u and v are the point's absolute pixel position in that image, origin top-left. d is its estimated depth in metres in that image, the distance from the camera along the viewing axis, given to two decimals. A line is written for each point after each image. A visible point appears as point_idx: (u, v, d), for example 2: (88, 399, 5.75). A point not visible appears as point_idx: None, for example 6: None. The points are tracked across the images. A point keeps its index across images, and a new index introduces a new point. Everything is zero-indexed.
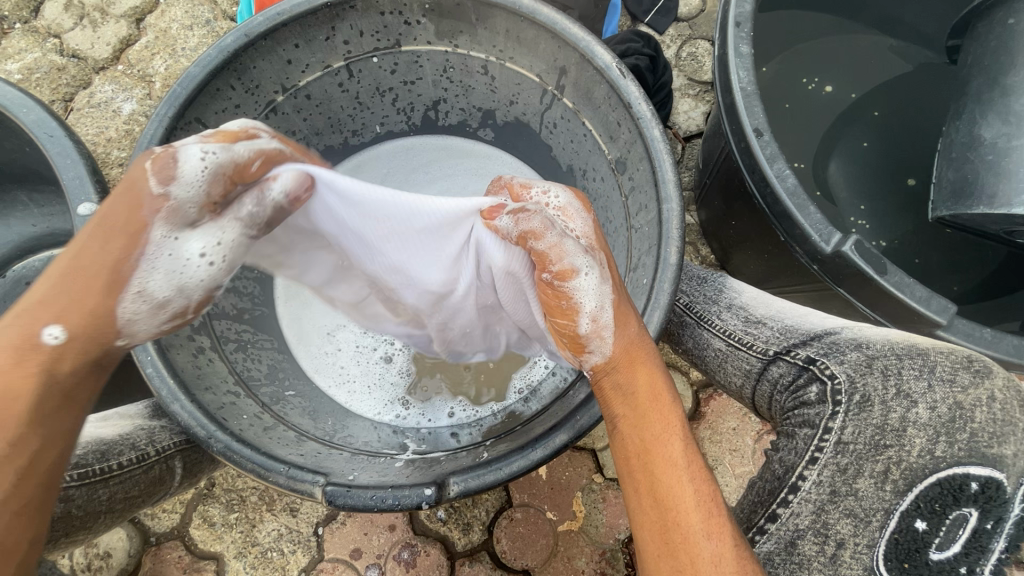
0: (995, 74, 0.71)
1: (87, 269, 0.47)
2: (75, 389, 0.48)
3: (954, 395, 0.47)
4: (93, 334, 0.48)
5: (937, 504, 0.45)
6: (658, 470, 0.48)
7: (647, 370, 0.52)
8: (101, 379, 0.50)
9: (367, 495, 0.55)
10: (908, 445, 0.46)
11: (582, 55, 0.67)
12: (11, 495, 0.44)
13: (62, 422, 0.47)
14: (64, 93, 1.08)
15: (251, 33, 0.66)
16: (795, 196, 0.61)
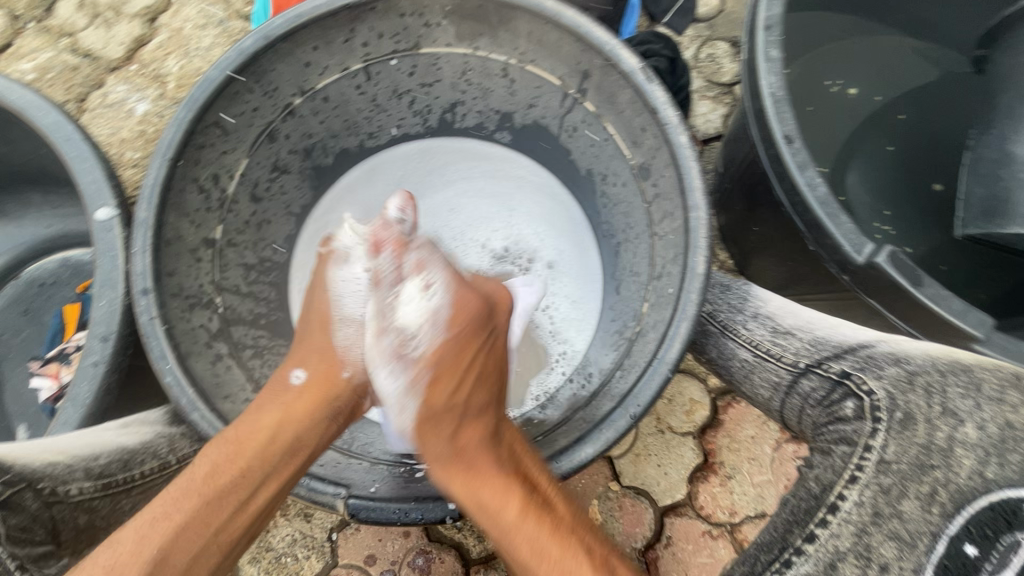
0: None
1: (311, 323, 0.67)
2: (304, 437, 0.58)
3: (1004, 413, 0.47)
4: (330, 381, 0.63)
5: (989, 529, 0.43)
6: (533, 569, 0.52)
7: (474, 473, 0.57)
8: (324, 438, 0.61)
9: (391, 509, 0.56)
10: (957, 466, 0.45)
11: (607, 59, 0.65)
12: (227, 522, 0.52)
13: (289, 463, 0.57)
14: (78, 93, 1.07)
15: (270, 34, 0.65)
16: (826, 205, 0.59)
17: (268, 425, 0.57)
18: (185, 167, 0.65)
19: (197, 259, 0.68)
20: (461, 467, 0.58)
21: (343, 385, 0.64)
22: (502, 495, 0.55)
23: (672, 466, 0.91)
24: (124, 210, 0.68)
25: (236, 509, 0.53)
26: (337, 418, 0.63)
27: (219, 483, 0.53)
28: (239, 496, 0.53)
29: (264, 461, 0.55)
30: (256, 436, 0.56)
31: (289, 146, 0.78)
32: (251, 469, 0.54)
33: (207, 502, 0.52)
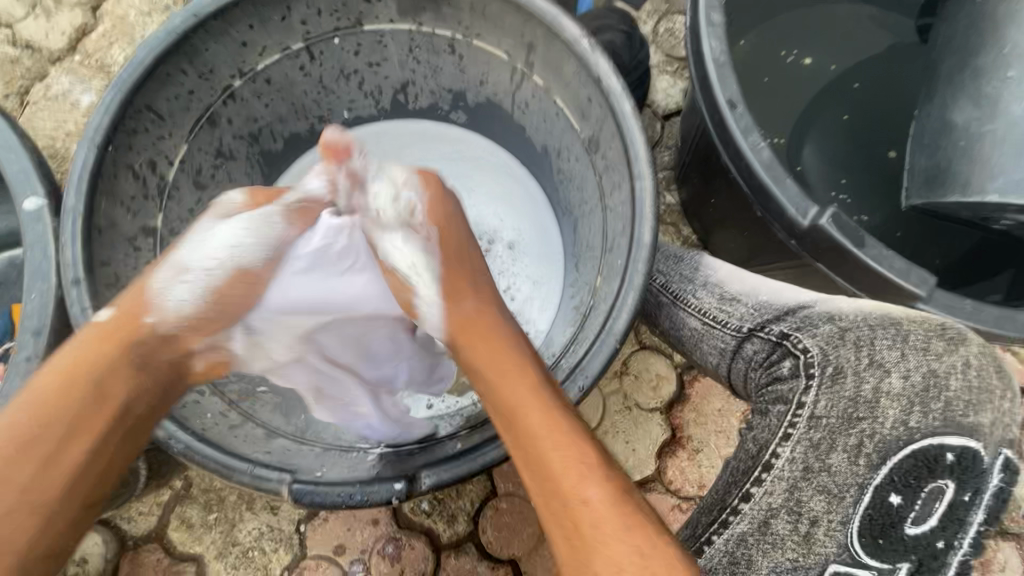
0: (964, 54, 0.68)
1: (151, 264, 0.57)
2: (112, 386, 0.50)
3: (928, 362, 0.46)
4: (129, 321, 0.53)
5: (912, 476, 0.44)
6: (523, 437, 0.48)
7: (501, 361, 0.52)
8: (146, 387, 0.53)
9: (335, 491, 0.53)
10: (882, 417, 0.46)
11: (549, 29, 0.64)
12: (33, 484, 0.47)
13: (92, 417, 0.49)
14: (19, 86, 1.04)
15: (200, 12, 0.63)
16: (771, 169, 0.59)
17: (57, 374, 0.49)
18: (117, 152, 0.63)
19: (134, 248, 0.66)
20: (480, 327, 0.55)
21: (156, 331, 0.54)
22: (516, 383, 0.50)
23: (639, 442, 0.91)
24: (53, 198, 0.66)
25: (40, 469, 0.47)
26: (154, 366, 0.54)
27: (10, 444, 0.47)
28: (41, 452, 0.47)
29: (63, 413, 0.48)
30: (42, 390, 0.48)
31: (233, 131, 0.75)
32: (47, 427, 0.47)
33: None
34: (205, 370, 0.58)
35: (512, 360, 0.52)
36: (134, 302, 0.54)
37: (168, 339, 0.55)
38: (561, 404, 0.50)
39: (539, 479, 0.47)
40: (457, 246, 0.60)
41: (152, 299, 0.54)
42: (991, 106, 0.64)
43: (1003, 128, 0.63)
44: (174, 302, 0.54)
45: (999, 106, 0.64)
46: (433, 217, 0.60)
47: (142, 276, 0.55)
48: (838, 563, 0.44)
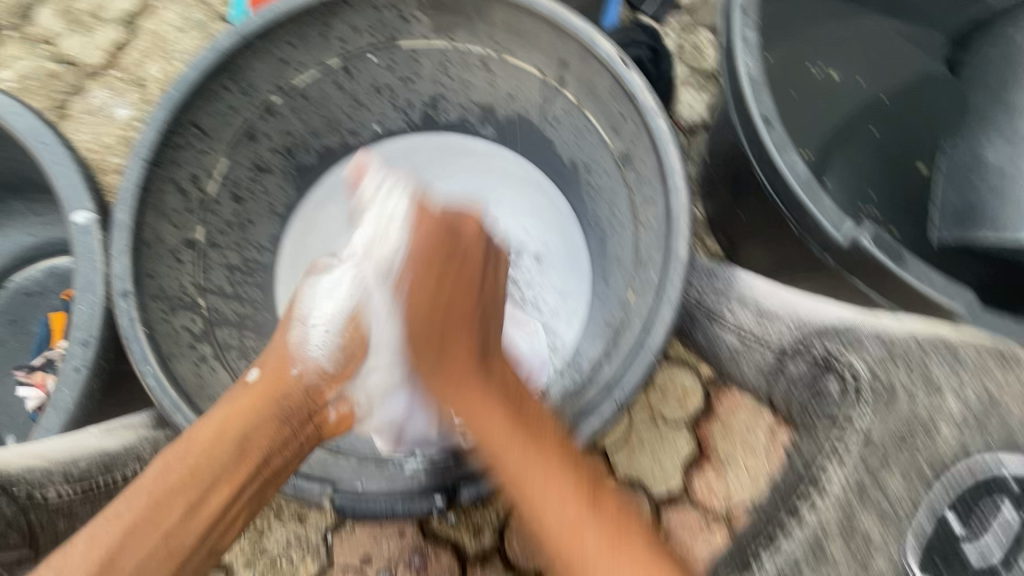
0: (999, 94, 0.70)
1: (280, 326, 0.65)
2: (256, 435, 0.55)
3: (987, 389, 0.51)
4: (283, 379, 0.60)
5: (969, 502, 0.48)
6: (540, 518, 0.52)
7: (467, 388, 0.58)
8: (284, 436, 0.57)
9: (378, 500, 0.56)
10: (937, 438, 0.50)
11: (584, 46, 0.65)
12: (177, 528, 0.50)
13: (236, 464, 0.53)
14: (58, 100, 1.06)
15: (244, 32, 0.65)
16: (807, 185, 0.59)
17: (214, 425, 0.54)
18: (163, 168, 0.65)
19: (177, 260, 0.68)
20: (480, 399, 0.57)
21: (302, 382, 0.61)
22: (491, 412, 0.56)
23: (666, 456, 0.91)
24: (102, 213, 0.68)
25: (183, 514, 0.50)
26: (297, 416, 0.59)
27: (166, 488, 0.51)
28: (182, 504, 0.50)
29: (214, 459, 0.52)
30: (202, 435, 0.53)
31: (269, 146, 0.77)
32: (206, 474, 0.52)
33: (151, 508, 0.50)
34: (337, 422, 0.63)
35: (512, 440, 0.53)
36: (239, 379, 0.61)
37: (311, 388, 0.61)
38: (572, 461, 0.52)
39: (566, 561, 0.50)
40: (444, 247, 0.64)
41: (295, 354, 0.62)
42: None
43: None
44: (315, 348, 0.63)
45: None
46: (421, 242, 0.64)
47: (278, 340, 0.63)
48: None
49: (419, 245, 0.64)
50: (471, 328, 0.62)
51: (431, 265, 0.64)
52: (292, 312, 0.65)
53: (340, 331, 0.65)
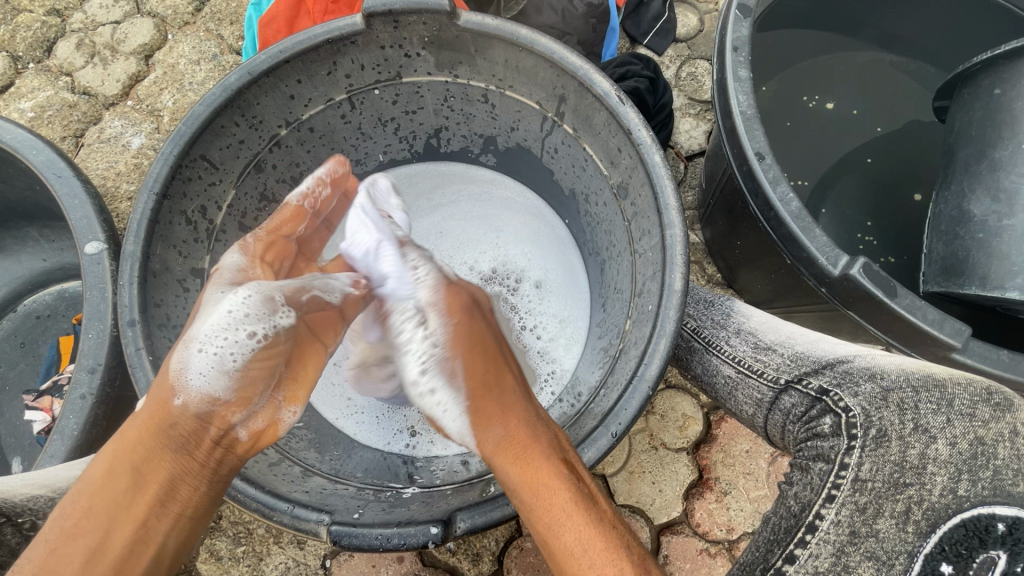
0: (982, 146, 0.69)
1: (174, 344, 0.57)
2: (152, 469, 0.52)
3: (974, 429, 0.46)
4: (159, 409, 0.53)
5: (963, 547, 0.43)
6: (561, 562, 0.50)
7: (524, 459, 0.54)
8: (184, 465, 0.53)
9: (373, 534, 0.53)
10: (930, 484, 0.45)
11: (581, 83, 0.67)
12: (86, 571, 0.49)
13: (131, 501, 0.51)
14: (75, 129, 1.10)
15: (255, 71, 0.67)
16: (801, 219, 0.60)
17: (102, 471, 0.52)
18: (173, 201, 0.67)
19: (182, 289, 0.69)
20: (526, 439, 0.55)
21: (188, 412, 0.53)
22: (524, 447, 0.54)
23: (666, 483, 0.90)
24: (112, 243, 0.70)
25: (84, 560, 0.49)
26: (195, 446, 0.53)
27: (65, 534, 0.50)
28: (84, 549, 0.49)
29: (102, 502, 0.51)
30: (94, 480, 0.52)
31: (276, 176, 0.79)
32: (98, 519, 0.50)
33: (55, 560, 0.49)
34: (251, 439, 0.56)
35: (539, 481, 0.52)
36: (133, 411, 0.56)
37: (203, 416, 0.54)
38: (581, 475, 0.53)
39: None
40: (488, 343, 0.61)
41: (177, 380, 0.53)
42: (1011, 200, 0.65)
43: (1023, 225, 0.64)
44: (197, 375, 0.53)
45: (1018, 202, 0.65)
46: (463, 336, 0.60)
47: (166, 360, 0.55)
48: None
49: (459, 336, 0.60)
50: (510, 382, 0.59)
51: (472, 352, 0.60)
52: (195, 331, 0.55)
53: (243, 363, 0.55)
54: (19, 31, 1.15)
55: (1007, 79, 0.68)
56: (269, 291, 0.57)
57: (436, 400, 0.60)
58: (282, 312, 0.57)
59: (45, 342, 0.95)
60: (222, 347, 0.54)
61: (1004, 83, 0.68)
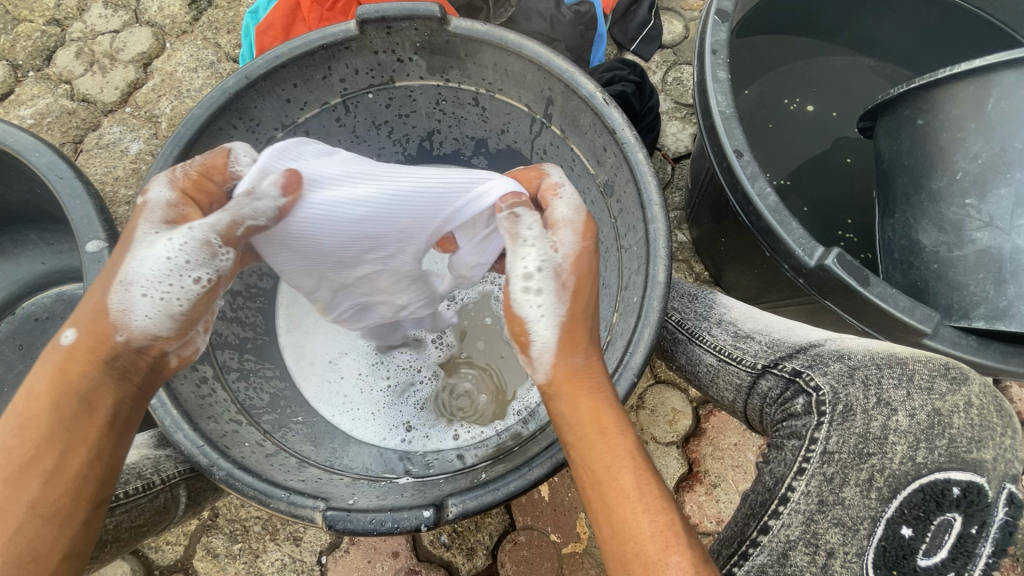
0: (918, 175, 0.71)
1: (104, 274, 0.51)
2: (96, 395, 0.47)
3: (932, 402, 0.49)
4: (99, 337, 0.48)
5: (921, 510, 0.46)
6: (615, 506, 0.46)
7: (590, 397, 0.51)
8: (129, 392, 0.49)
9: (366, 518, 0.55)
10: (891, 453, 0.48)
11: (567, 85, 0.70)
12: (41, 498, 0.43)
13: (81, 430, 0.46)
14: (74, 135, 1.12)
15: (252, 75, 0.70)
16: (777, 213, 0.63)
17: (37, 397, 0.46)
18: None
19: None
20: (612, 411, 0.50)
21: (131, 344, 0.49)
22: (601, 412, 0.50)
23: None
24: (112, 242, 0.72)
25: (38, 489, 0.44)
26: (138, 374, 0.49)
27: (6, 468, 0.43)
28: (38, 479, 0.44)
29: (50, 427, 0.45)
30: (33, 401, 0.45)
31: None
32: (44, 445, 0.44)
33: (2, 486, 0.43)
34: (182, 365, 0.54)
35: (609, 421, 0.50)
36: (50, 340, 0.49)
37: (145, 350, 0.50)
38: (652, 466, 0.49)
39: (623, 541, 0.45)
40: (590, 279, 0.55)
41: (116, 317, 0.49)
42: (956, 231, 0.66)
43: (973, 256, 0.65)
44: (136, 309, 0.49)
45: (964, 232, 0.66)
46: (587, 259, 0.55)
47: (97, 293, 0.50)
48: None
49: (583, 259, 0.55)
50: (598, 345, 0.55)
51: (584, 281, 0.55)
52: (121, 270, 0.50)
53: (189, 307, 0.51)
54: (20, 41, 1.17)
55: (927, 110, 0.69)
56: (204, 234, 0.52)
57: (535, 301, 0.54)
58: (223, 256, 0.53)
59: (43, 344, 0.96)
60: (163, 292, 0.50)
61: (924, 113, 0.70)
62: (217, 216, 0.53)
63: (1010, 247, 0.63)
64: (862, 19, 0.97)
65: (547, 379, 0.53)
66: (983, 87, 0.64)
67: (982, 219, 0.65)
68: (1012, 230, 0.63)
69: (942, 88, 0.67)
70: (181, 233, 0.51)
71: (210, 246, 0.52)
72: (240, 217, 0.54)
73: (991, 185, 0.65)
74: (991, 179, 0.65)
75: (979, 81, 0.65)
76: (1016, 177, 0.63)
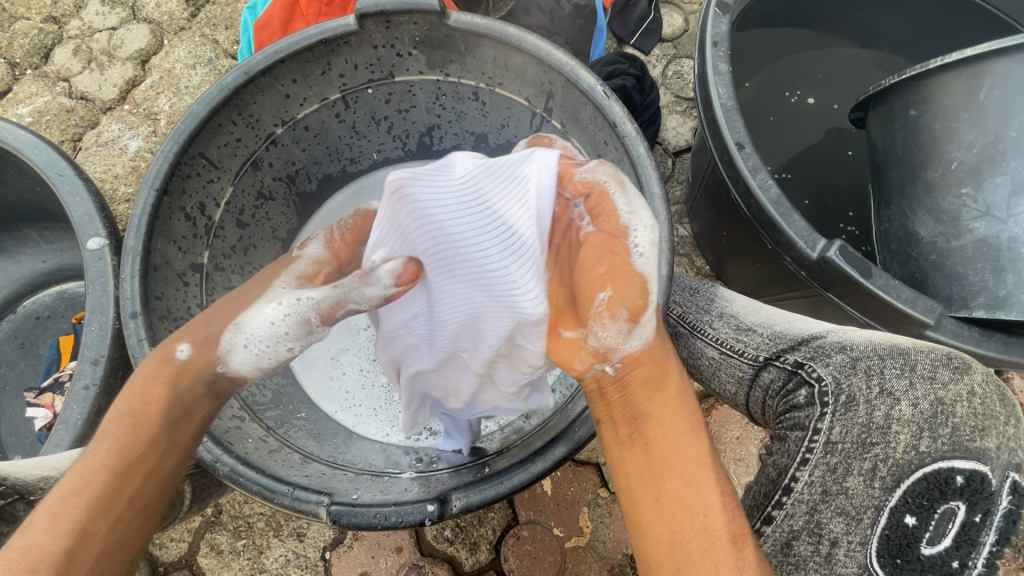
0: (913, 166, 0.71)
1: (228, 305, 0.59)
2: (195, 407, 0.56)
3: (934, 391, 0.49)
4: (205, 359, 0.56)
5: (925, 498, 0.47)
6: (685, 471, 0.50)
7: (670, 373, 0.54)
8: (216, 409, 0.58)
9: (371, 512, 0.55)
10: (894, 442, 0.48)
11: (568, 78, 0.69)
12: (140, 493, 0.50)
13: (179, 436, 0.54)
14: (73, 133, 1.12)
15: (251, 70, 0.69)
16: (779, 205, 0.63)
17: (150, 398, 0.53)
18: (172, 198, 0.69)
19: (182, 283, 0.71)
20: (686, 393, 0.55)
21: (228, 374, 0.57)
22: (678, 390, 0.54)
23: None
24: (113, 239, 0.72)
25: (142, 481, 0.51)
26: (226, 396, 0.58)
27: (120, 456, 0.50)
28: (144, 470, 0.51)
29: (157, 430, 0.52)
30: (147, 402, 0.53)
31: (273, 173, 0.81)
32: (152, 442, 0.52)
33: (112, 480, 0.49)
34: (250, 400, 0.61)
35: (683, 399, 0.54)
36: (164, 350, 0.56)
37: (237, 380, 0.58)
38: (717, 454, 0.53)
39: (689, 513, 0.48)
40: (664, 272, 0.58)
41: (222, 354, 0.56)
42: (953, 221, 0.66)
43: (970, 246, 0.65)
44: (237, 356, 0.56)
45: (961, 223, 0.66)
46: None
47: (219, 320, 0.57)
48: None
49: None
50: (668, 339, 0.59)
51: None
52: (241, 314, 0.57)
53: (272, 364, 0.58)
54: (17, 38, 1.16)
55: (919, 100, 0.69)
56: (306, 311, 0.56)
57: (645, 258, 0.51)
58: (316, 332, 0.57)
59: (45, 342, 0.96)
60: (260, 349, 0.56)
61: (916, 104, 0.69)
62: (327, 292, 0.56)
63: (1007, 236, 0.63)
64: (863, 10, 0.97)
65: (641, 346, 0.53)
66: (976, 75, 0.64)
67: (979, 209, 0.64)
68: (1008, 219, 0.63)
69: (934, 79, 0.67)
70: (294, 299, 0.56)
71: (305, 321, 0.56)
72: (344, 299, 0.56)
73: (986, 175, 0.64)
74: (986, 169, 0.64)
75: (972, 70, 0.64)
76: (1011, 165, 0.63)
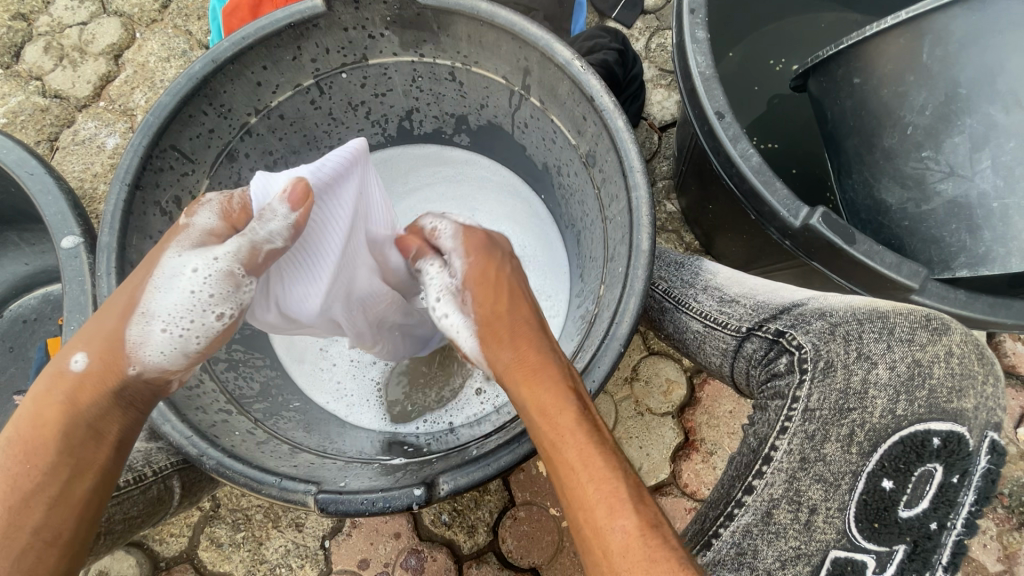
0: (868, 135, 0.70)
1: (109, 312, 0.54)
2: (104, 421, 0.51)
3: (912, 353, 0.51)
4: (108, 371, 0.52)
5: (902, 462, 0.48)
6: (563, 474, 0.48)
7: (532, 381, 0.53)
8: (135, 418, 0.53)
9: (358, 499, 0.55)
10: (871, 406, 0.50)
11: (543, 53, 0.67)
12: (47, 521, 0.48)
13: (87, 453, 0.50)
14: (49, 133, 1.10)
15: (218, 58, 0.68)
16: (761, 173, 0.62)
17: (51, 408, 0.50)
18: (144, 192, 0.68)
19: None
20: (549, 386, 0.52)
21: (140, 380, 0.53)
22: (538, 393, 0.52)
23: (653, 447, 0.92)
24: (88, 237, 0.71)
25: (48, 505, 0.48)
26: (143, 402, 0.54)
27: (12, 475, 0.48)
28: (47, 497, 0.48)
29: (54, 443, 0.49)
30: (42, 417, 0.50)
31: (249, 164, 0.80)
32: (52, 467, 0.49)
33: (9, 508, 0.47)
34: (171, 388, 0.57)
35: (547, 392, 0.52)
36: (59, 362, 0.52)
37: (153, 382, 0.54)
38: (605, 438, 0.49)
39: (574, 508, 0.47)
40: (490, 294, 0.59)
41: (132, 351, 0.52)
42: (919, 185, 0.65)
43: (941, 208, 0.64)
44: (156, 352, 0.53)
45: (928, 186, 0.65)
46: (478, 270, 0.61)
47: (116, 325, 0.53)
48: (838, 549, 0.47)
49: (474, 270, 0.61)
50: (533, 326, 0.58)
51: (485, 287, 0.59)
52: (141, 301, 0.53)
53: (203, 344, 0.55)
54: None
55: (860, 68, 0.67)
56: (228, 264, 0.55)
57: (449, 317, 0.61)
58: (246, 285, 0.56)
59: (33, 345, 0.96)
60: (185, 327, 0.54)
61: (860, 72, 0.67)
62: (238, 241, 0.55)
63: (976, 193, 0.61)
64: None
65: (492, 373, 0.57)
66: (917, 35, 0.61)
67: (944, 170, 0.63)
68: (975, 177, 0.61)
69: (872, 44, 0.64)
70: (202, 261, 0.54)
71: (234, 275, 0.55)
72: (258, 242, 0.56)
73: (944, 135, 0.62)
74: (943, 130, 0.63)
75: (911, 31, 0.61)
76: (966, 123, 0.61)
